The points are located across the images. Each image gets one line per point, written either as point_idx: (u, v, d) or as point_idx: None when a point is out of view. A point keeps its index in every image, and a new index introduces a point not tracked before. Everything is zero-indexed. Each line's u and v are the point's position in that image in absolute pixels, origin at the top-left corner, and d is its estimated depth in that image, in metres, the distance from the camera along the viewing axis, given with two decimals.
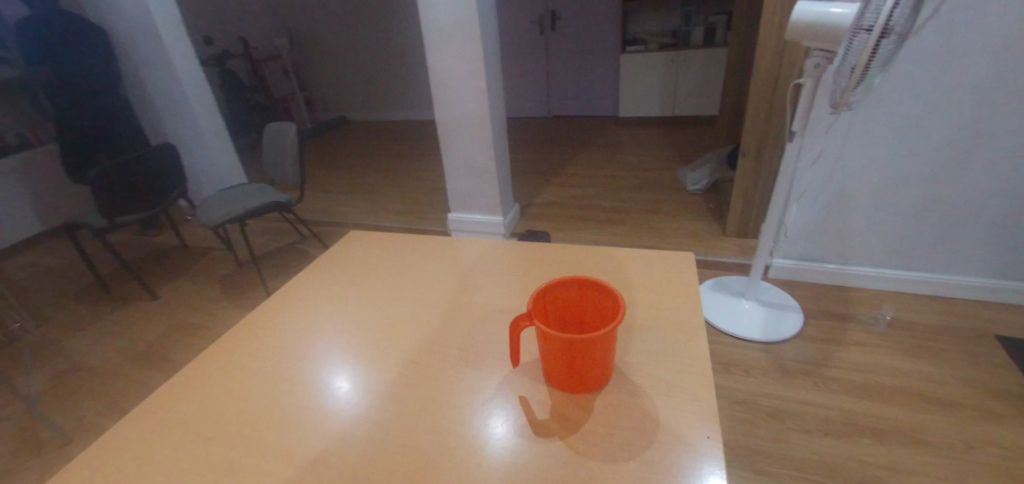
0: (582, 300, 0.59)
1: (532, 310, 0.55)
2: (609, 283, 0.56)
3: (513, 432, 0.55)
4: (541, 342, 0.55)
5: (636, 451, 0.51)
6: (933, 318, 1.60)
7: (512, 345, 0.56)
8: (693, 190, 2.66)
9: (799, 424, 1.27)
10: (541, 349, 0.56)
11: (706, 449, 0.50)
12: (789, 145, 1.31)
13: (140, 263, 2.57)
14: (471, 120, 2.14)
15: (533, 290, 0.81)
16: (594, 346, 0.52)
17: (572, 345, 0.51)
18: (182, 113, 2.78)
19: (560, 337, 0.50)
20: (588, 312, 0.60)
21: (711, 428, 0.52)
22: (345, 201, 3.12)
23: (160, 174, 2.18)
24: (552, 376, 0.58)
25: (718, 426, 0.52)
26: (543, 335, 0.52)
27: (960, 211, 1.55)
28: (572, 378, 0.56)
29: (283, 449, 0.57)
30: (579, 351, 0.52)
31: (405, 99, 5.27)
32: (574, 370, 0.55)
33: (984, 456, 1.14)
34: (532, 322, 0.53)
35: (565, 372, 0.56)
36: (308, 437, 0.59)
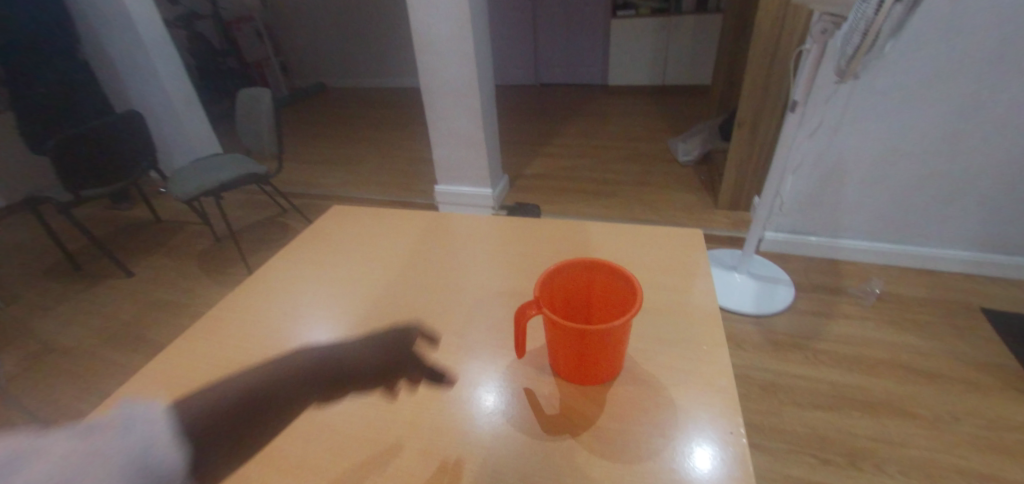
0: (590, 285, 0.56)
1: (539, 298, 0.51)
2: (620, 266, 0.53)
3: (522, 427, 0.53)
4: (549, 331, 0.53)
5: (653, 448, 0.50)
6: (920, 292, 1.64)
7: (518, 336, 0.53)
8: (684, 161, 2.64)
9: (790, 396, 1.30)
10: (548, 336, 0.53)
11: (727, 445, 0.49)
12: (790, 115, 1.29)
13: (112, 239, 2.46)
14: (458, 87, 2.05)
15: (533, 271, 0.77)
16: (608, 337, 0.50)
17: (584, 335, 0.49)
18: (148, 79, 2.60)
19: (572, 327, 0.48)
20: (596, 296, 0.57)
21: (734, 422, 0.51)
22: (327, 172, 3.02)
23: (127, 143, 2.05)
24: (561, 367, 0.56)
25: (739, 420, 0.51)
26: (552, 321, 0.50)
27: (950, 184, 1.56)
28: (581, 369, 0.54)
29: (274, 443, 0.54)
30: (589, 342, 0.50)
31: (387, 65, 5.06)
32: (585, 361, 0.53)
33: (967, 426, 1.19)
34: (540, 310, 0.50)
35: (573, 363, 0.54)
36: (301, 428, 0.56)
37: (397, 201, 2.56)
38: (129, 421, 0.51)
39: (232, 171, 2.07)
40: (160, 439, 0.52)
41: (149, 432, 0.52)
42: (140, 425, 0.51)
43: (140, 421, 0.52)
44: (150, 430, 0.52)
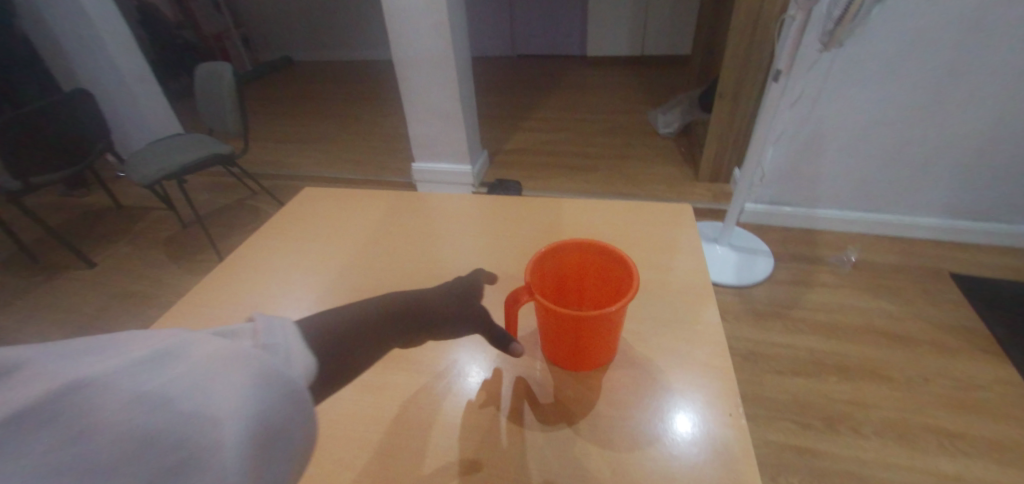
0: (583, 266, 0.55)
1: (531, 283, 0.50)
2: (614, 246, 0.52)
3: (518, 418, 0.53)
4: (542, 316, 0.51)
5: (649, 435, 0.51)
6: (893, 258, 1.70)
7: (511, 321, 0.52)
8: (664, 133, 2.64)
9: (770, 364, 1.34)
10: (541, 322, 0.52)
11: (723, 426, 0.51)
12: (774, 85, 1.28)
13: (69, 228, 2.33)
14: (434, 59, 1.96)
15: (521, 251, 0.75)
16: (605, 322, 0.49)
17: (579, 321, 0.48)
18: (95, 53, 2.41)
19: (572, 315, 0.46)
20: (588, 277, 0.56)
21: (731, 404, 0.53)
22: (298, 151, 2.90)
23: (79, 124, 1.91)
24: (553, 351, 0.56)
25: (738, 402, 0.53)
26: (549, 309, 0.48)
27: (925, 153, 1.60)
28: (574, 354, 0.54)
29: None
30: (585, 327, 0.49)
31: (357, 36, 4.83)
32: (578, 347, 0.52)
33: (936, 386, 1.26)
34: (533, 296, 0.49)
35: (567, 348, 0.53)
36: None
37: (374, 180, 2.49)
38: (272, 335, 0.37)
39: (195, 152, 1.96)
40: (295, 365, 0.38)
41: (286, 351, 0.38)
42: (282, 342, 0.38)
43: (280, 331, 0.38)
44: (291, 352, 0.38)
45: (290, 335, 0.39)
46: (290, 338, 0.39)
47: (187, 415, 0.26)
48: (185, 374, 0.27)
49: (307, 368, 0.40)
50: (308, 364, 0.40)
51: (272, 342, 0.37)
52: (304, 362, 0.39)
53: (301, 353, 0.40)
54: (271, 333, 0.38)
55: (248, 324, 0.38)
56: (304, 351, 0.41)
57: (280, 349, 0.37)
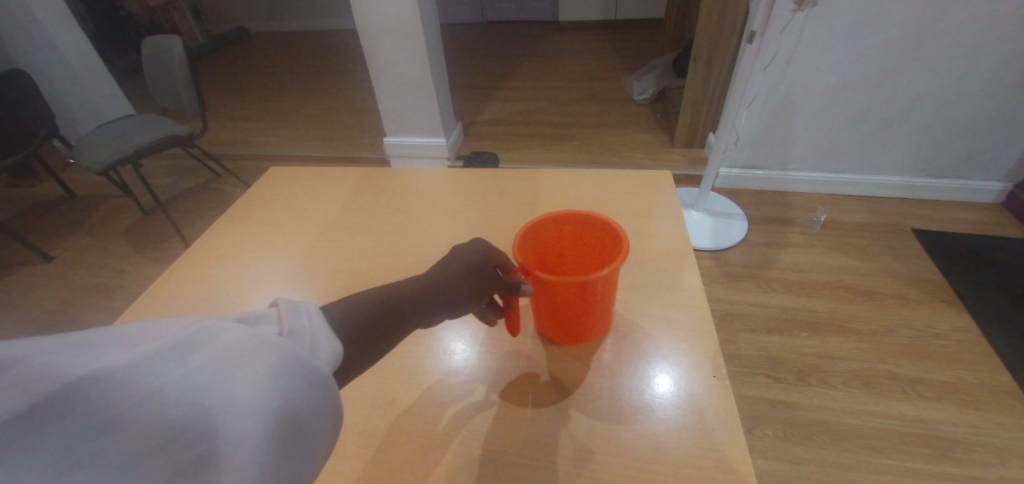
0: (565, 240, 0.55)
1: (523, 263, 0.50)
2: (591, 212, 0.52)
3: (506, 392, 0.54)
4: (537, 293, 0.51)
5: (637, 400, 0.52)
6: (859, 217, 1.76)
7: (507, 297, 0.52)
8: (639, 100, 2.62)
9: (745, 323, 1.39)
10: (540, 301, 0.53)
11: (707, 387, 0.53)
12: (748, 47, 1.28)
13: (20, 220, 2.19)
14: (401, 27, 1.87)
15: (501, 223, 0.75)
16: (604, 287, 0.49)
17: (581, 290, 0.48)
18: (27, 28, 2.21)
19: (571, 284, 0.46)
20: (570, 249, 0.57)
21: (715, 366, 0.55)
22: (263, 129, 2.77)
23: (17, 106, 1.77)
24: (552, 328, 0.56)
25: (720, 363, 0.55)
26: (545, 282, 0.47)
27: (891, 113, 1.64)
28: (574, 326, 0.54)
29: None
30: (585, 295, 0.49)
31: (317, 4, 4.56)
32: (577, 318, 0.53)
33: (898, 337, 1.33)
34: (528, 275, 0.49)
35: (568, 320, 0.53)
36: None
37: (345, 157, 2.41)
38: (299, 320, 0.35)
39: (150, 133, 1.85)
40: (324, 351, 0.36)
41: (313, 336, 0.35)
42: (309, 327, 0.35)
43: (306, 316, 0.36)
44: (319, 337, 0.36)
45: (316, 318, 0.37)
46: (317, 323, 0.36)
47: (197, 410, 0.25)
48: (204, 365, 0.27)
49: (337, 354, 0.37)
50: (337, 350, 0.37)
51: (298, 328, 0.35)
52: (336, 348, 0.37)
53: (330, 338, 0.37)
54: (299, 317, 0.35)
55: (275, 305, 0.36)
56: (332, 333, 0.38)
57: (307, 335, 0.35)
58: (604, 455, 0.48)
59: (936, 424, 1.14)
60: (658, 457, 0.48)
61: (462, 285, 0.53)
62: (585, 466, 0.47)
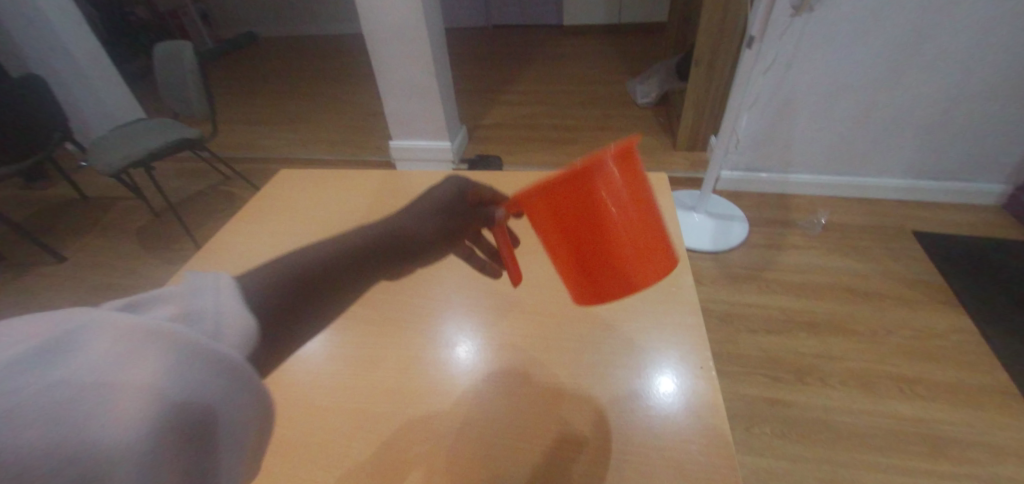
0: None
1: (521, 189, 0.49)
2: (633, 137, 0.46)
3: (502, 383, 0.57)
4: (536, 223, 0.45)
5: (629, 389, 0.55)
6: (860, 219, 1.77)
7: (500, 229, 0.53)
8: (642, 103, 2.64)
9: (746, 325, 1.40)
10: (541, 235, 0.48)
11: (695, 376, 0.55)
12: (747, 51, 1.30)
13: (33, 221, 2.24)
14: (406, 32, 1.90)
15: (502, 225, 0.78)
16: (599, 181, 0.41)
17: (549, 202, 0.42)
18: (42, 35, 2.26)
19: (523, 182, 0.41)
20: None
21: (702, 356, 0.57)
22: (270, 132, 2.81)
23: (33, 110, 1.82)
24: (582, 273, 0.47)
25: (708, 354, 0.57)
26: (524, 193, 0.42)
27: (892, 115, 1.64)
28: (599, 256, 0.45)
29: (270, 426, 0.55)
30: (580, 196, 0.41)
31: (324, 10, 4.62)
32: (594, 242, 0.44)
33: (897, 337, 1.34)
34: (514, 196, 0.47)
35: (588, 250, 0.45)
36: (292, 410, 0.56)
37: (351, 160, 2.44)
38: (196, 303, 0.35)
39: (160, 137, 1.88)
40: (230, 332, 0.36)
41: (212, 316, 0.35)
42: (207, 309, 0.35)
43: (206, 298, 0.36)
44: (220, 316, 0.36)
45: (219, 296, 0.37)
46: (219, 302, 0.36)
47: (68, 426, 0.26)
48: (75, 375, 0.27)
49: (249, 331, 0.37)
50: (248, 328, 0.37)
51: (196, 311, 0.35)
52: (246, 326, 0.37)
53: (238, 313, 0.37)
54: (197, 301, 0.36)
55: (173, 287, 0.36)
56: (244, 307, 0.38)
57: (206, 315, 0.35)
58: (596, 442, 0.50)
59: (935, 424, 1.14)
60: (652, 446, 0.49)
61: (443, 225, 0.59)
62: (580, 455, 0.49)
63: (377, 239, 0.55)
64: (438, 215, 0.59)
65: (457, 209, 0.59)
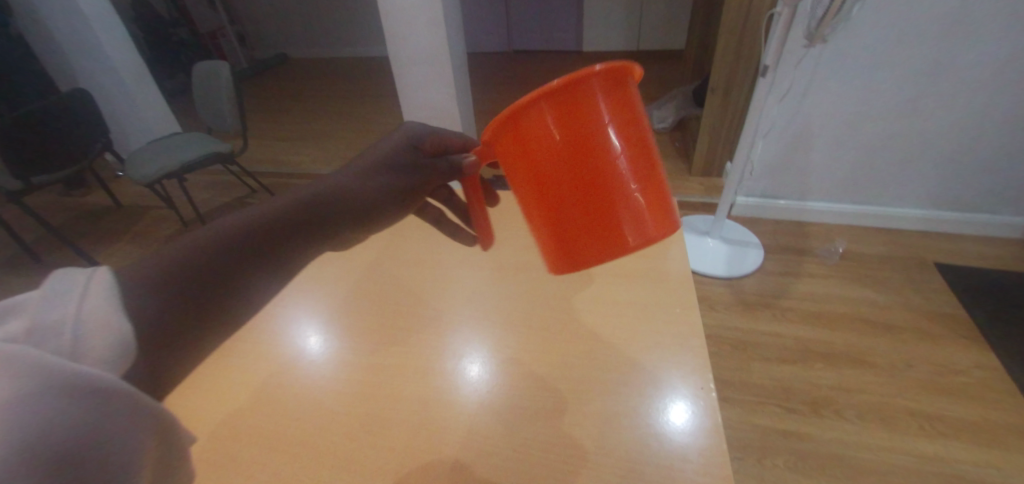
0: None
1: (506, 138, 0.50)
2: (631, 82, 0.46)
3: (507, 398, 0.61)
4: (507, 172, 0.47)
5: (631, 406, 0.58)
6: (880, 249, 1.73)
7: (469, 182, 0.57)
8: (658, 128, 2.66)
9: (759, 353, 1.37)
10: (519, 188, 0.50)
11: (695, 396, 0.58)
12: (761, 80, 1.32)
13: (69, 226, 2.35)
14: (429, 56, 1.98)
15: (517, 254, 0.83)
16: (586, 103, 0.42)
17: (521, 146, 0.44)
18: (93, 53, 2.42)
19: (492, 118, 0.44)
20: None
21: (702, 378, 0.60)
22: (295, 148, 2.92)
23: (77, 122, 1.93)
24: (565, 225, 0.47)
25: (708, 375, 0.60)
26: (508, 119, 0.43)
27: (911, 146, 1.63)
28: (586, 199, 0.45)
29: (296, 432, 0.59)
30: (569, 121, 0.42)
31: (353, 33, 4.83)
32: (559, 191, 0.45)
33: (918, 372, 1.29)
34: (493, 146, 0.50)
35: (576, 190, 0.45)
36: (315, 419, 0.60)
37: None
38: (46, 314, 0.28)
39: (193, 150, 1.97)
40: (97, 349, 0.29)
41: (73, 328, 0.28)
42: (64, 321, 0.28)
43: (64, 306, 0.29)
44: (88, 326, 0.29)
45: (85, 302, 0.30)
46: (83, 307, 0.30)
47: None
48: None
49: (127, 342, 0.31)
50: (121, 339, 0.31)
51: (48, 325, 0.28)
52: (120, 338, 0.30)
53: (111, 322, 0.31)
54: (50, 311, 0.28)
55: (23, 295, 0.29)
56: (120, 312, 0.32)
57: (65, 328, 0.28)
58: (601, 457, 0.53)
59: (958, 464, 1.09)
60: (654, 462, 0.52)
61: (391, 180, 0.58)
62: (579, 463, 0.53)
63: (324, 197, 0.53)
64: (383, 170, 0.57)
65: (405, 163, 0.58)
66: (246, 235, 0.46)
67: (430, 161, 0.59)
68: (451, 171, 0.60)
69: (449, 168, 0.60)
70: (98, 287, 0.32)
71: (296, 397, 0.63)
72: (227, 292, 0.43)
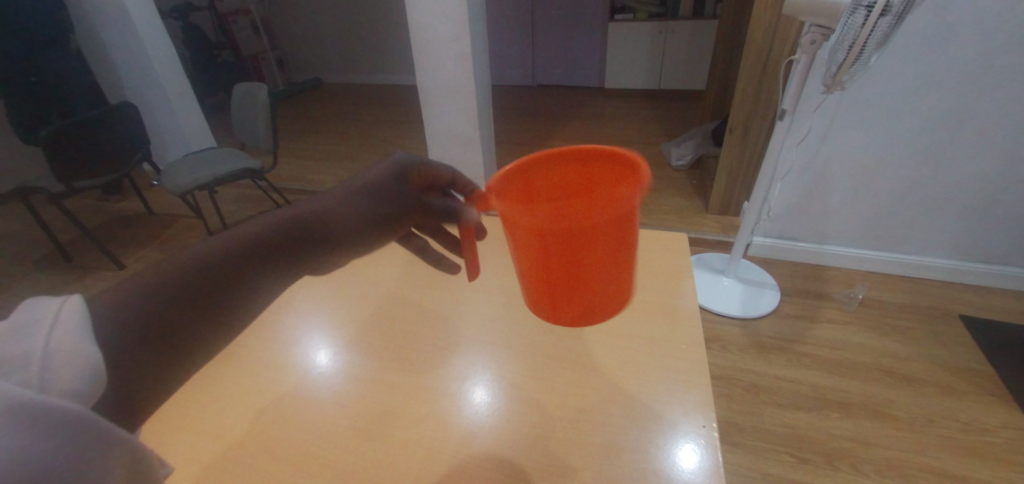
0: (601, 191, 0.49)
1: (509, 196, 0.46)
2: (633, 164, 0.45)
3: (505, 423, 0.61)
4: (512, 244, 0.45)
5: (633, 441, 0.57)
6: (902, 297, 1.68)
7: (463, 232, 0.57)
8: (677, 165, 2.68)
9: (773, 398, 1.32)
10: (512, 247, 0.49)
11: (698, 437, 0.56)
12: (779, 123, 1.33)
13: (102, 230, 2.45)
14: (455, 86, 2.06)
15: None
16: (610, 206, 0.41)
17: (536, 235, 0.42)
18: (143, 69, 2.59)
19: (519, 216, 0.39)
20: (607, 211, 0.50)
21: (707, 417, 0.58)
22: (321, 167, 3.02)
23: (120, 134, 2.04)
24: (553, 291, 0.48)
25: (712, 415, 0.59)
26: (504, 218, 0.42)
27: (933, 195, 1.60)
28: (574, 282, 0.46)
29: (298, 444, 0.60)
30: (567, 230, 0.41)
31: (385, 62, 5.05)
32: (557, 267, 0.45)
33: (942, 428, 1.23)
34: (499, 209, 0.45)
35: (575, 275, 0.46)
36: (317, 432, 0.61)
37: None
38: (13, 346, 0.32)
39: (226, 165, 2.06)
40: (61, 374, 0.33)
41: (39, 359, 0.32)
42: (31, 352, 0.32)
43: (31, 340, 0.33)
44: (54, 355, 0.34)
45: (53, 333, 0.34)
46: (50, 339, 0.34)
47: None
48: None
49: (93, 367, 0.35)
50: (85, 364, 0.34)
51: (15, 357, 0.32)
52: (81, 363, 0.34)
53: (78, 349, 0.35)
54: (18, 345, 0.33)
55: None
56: (88, 340, 0.36)
57: (32, 358, 0.32)
58: None
59: None
60: None
61: (369, 213, 0.61)
62: None
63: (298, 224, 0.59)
64: (364, 202, 0.61)
65: (389, 195, 0.61)
66: (218, 261, 0.53)
67: (420, 198, 0.61)
68: (445, 213, 0.61)
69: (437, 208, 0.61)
70: (65, 319, 0.36)
71: (301, 409, 0.64)
72: (205, 307, 0.50)
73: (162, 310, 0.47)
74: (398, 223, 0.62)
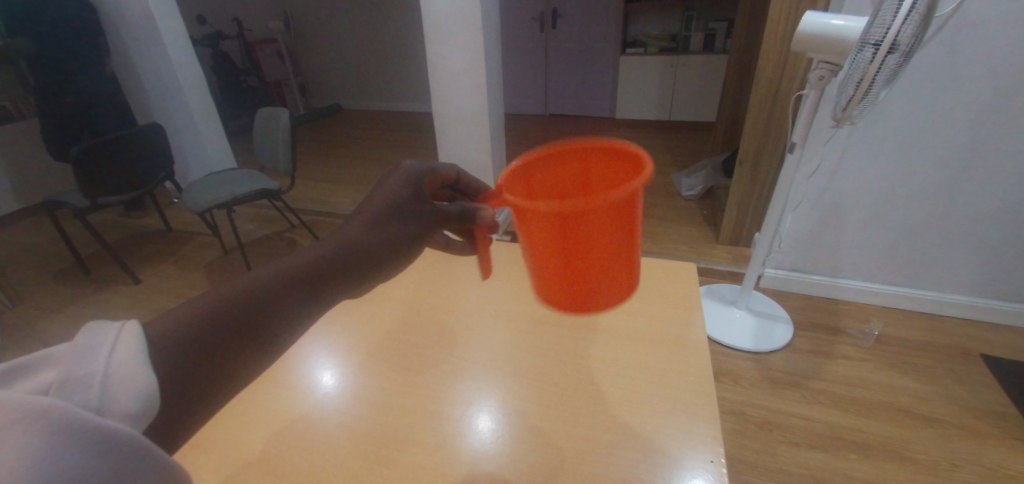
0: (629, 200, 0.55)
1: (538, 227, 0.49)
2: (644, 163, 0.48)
3: (507, 449, 0.60)
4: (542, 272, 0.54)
5: (637, 472, 0.56)
6: (920, 335, 1.63)
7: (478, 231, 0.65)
8: (687, 195, 2.68)
9: (787, 436, 1.28)
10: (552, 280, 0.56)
11: (704, 472, 0.55)
12: (789, 156, 1.34)
13: (121, 245, 2.51)
14: (469, 114, 2.11)
15: (535, 309, 0.85)
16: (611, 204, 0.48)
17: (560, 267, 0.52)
18: (172, 93, 2.71)
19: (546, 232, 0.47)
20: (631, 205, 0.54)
21: (715, 451, 0.57)
22: (336, 190, 3.09)
23: (147, 153, 2.12)
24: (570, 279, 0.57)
25: (720, 449, 0.57)
26: (571, 214, 0.46)
27: (948, 231, 1.58)
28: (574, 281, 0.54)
29: (302, 470, 0.59)
30: (612, 216, 0.48)
31: (403, 90, 5.22)
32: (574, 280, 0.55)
33: (965, 474, 1.17)
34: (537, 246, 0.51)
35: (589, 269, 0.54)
36: (319, 457, 0.60)
37: None
38: (77, 368, 0.33)
39: (246, 186, 2.11)
40: (120, 399, 0.34)
41: (100, 380, 0.33)
42: (93, 373, 0.33)
43: (95, 362, 0.34)
44: (114, 380, 0.34)
45: (114, 357, 0.35)
46: (111, 363, 0.35)
47: None
48: None
49: (148, 392, 0.35)
50: (145, 387, 0.35)
51: (79, 377, 0.33)
52: (141, 384, 0.35)
53: (137, 373, 0.35)
54: (82, 365, 0.33)
55: (57, 348, 0.34)
56: (145, 363, 0.37)
57: (93, 381, 0.33)
58: None
59: None
60: None
61: (398, 235, 0.61)
62: None
63: (340, 247, 0.57)
64: (392, 219, 0.61)
65: (412, 209, 0.62)
66: (251, 296, 0.49)
67: (434, 208, 0.63)
68: (461, 216, 0.63)
69: (456, 212, 0.63)
70: (126, 343, 0.36)
71: (308, 435, 0.64)
72: (239, 353, 0.47)
73: (197, 351, 0.44)
74: (428, 232, 0.64)
